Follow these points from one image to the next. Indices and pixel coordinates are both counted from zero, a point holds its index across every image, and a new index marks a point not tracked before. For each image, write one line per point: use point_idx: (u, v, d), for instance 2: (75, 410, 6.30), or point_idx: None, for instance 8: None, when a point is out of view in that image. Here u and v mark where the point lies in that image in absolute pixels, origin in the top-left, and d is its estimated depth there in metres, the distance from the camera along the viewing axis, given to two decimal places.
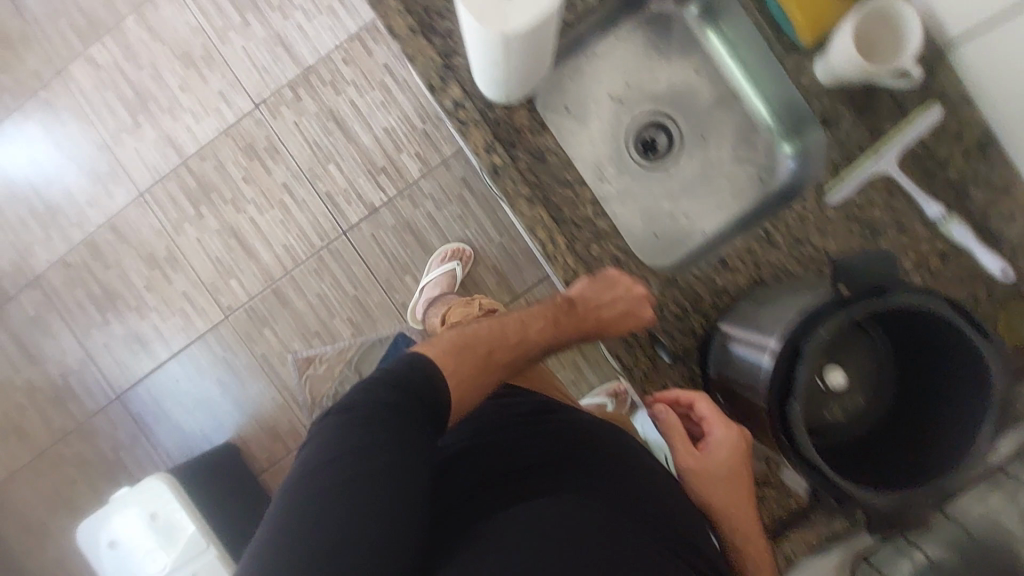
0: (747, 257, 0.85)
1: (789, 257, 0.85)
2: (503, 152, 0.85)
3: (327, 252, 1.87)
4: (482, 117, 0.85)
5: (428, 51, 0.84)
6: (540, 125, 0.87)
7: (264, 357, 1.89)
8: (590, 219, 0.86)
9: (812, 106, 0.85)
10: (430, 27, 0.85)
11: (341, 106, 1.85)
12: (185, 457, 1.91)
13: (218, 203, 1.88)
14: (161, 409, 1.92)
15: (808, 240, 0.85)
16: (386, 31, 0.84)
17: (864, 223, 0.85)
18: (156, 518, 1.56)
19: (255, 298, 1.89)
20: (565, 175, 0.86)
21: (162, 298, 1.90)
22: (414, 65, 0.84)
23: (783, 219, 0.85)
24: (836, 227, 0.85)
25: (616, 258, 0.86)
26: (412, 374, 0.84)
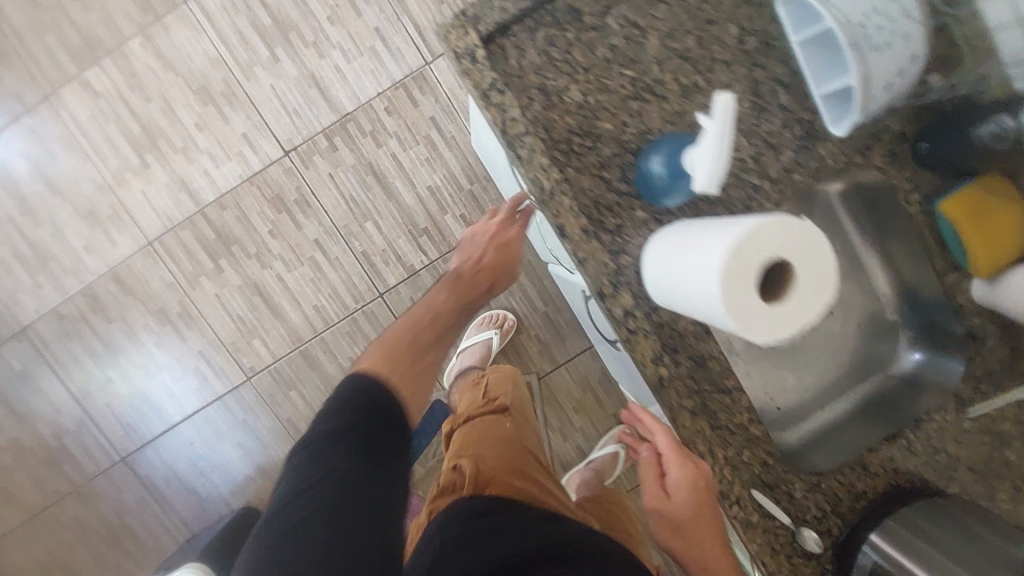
0: (886, 464, 0.89)
1: (927, 465, 0.89)
2: (668, 362, 0.82)
3: (361, 314, 1.75)
4: (650, 324, 0.81)
5: (600, 252, 0.78)
6: (704, 330, 0.84)
7: (290, 422, 1.77)
8: (744, 424, 0.87)
9: (962, 323, 0.88)
10: (601, 224, 0.79)
11: (382, 159, 1.70)
12: (201, 522, 1.80)
13: (240, 256, 1.71)
14: (174, 472, 1.78)
15: (944, 449, 0.89)
16: (559, 231, 0.77)
17: (993, 433, 0.89)
18: None
19: (281, 360, 1.75)
20: (724, 381, 0.85)
21: (173, 357, 1.73)
22: (586, 270, 0.78)
23: (924, 429, 0.89)
24: (970, 437, 0.89)
25: (766, 462, 0.88)
26: (362, 394, 0.91)
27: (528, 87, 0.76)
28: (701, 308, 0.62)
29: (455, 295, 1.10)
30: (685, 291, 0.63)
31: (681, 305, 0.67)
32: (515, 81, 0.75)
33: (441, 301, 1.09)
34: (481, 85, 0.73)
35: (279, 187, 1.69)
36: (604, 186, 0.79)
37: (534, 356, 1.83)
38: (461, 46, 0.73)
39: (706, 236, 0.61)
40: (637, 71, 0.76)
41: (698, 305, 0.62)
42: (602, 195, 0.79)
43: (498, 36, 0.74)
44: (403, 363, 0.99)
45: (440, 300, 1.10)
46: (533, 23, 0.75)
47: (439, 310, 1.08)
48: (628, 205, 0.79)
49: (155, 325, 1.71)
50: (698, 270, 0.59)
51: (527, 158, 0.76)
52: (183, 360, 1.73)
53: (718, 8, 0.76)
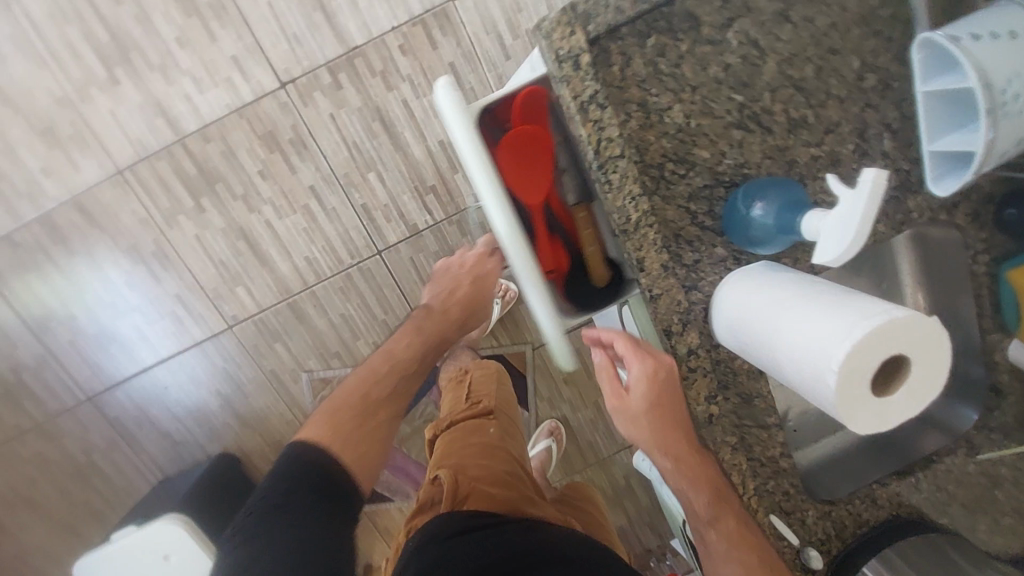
0: (892, 497, 0.94)
1: (926, 499, 0.95)
2: (719, 401, 0.80)
3: (356, 271, 1.64)
4: (709, 363, 0.79)
5: (674, 288, 0.73)
6: (757, 370, 0.83)
7: (273, 374, 1.69)
8: (775, 458, 0.87)
9: (987, 376, 0.92)
10: (679, 258, 0.74)
11: (391, 105, 1.53)
12: (175, 466, 1.73)
13: (224, 196, 1.54)
14: (146, 415, 1.69)
15: (944, 486, 0.95)
16: (638, 266, 0.71)
17: (990, 476, 0.95)
18: (170, 558, 1.42)
19: (266, 311, 1.64)
20: (764, 418, 0.86)
21: (146, 298, 1.59)
22: (658, 307, 0.73)
23: (932, 469, 0.94)
24: (969, 477, 0.95)
25: (787, 491, 0.89)
26: (302, 470, 1.03)
27: (627, 101, 0.67)
28: (803, 383, 0.60)
29: (418, 335, 1.27)
30: (786, 359, 0.61)
31: (773, 369, 0.65)
32: (616, 93, 0.66)
33: (410, 332, 1.27)
34: (580, 95, 0.64)
35: (271, 124, 1.51)
36: (689, 218, 0.73)
37: (531, 327, 1.80)
38: (564, 48, 0.62)
39: (821, 312, 0.58)
40: (746, 97, 0.69)
41: (799, 380, 0.61)
42: (684, 228, 0.73)
43: (604, 39, 0.64)
44: (359, 438, 1.12)
45: (410, 325, 1.29)
46: (644, 27, 0.65)
47: (405, 343, 1.26)
48: (709, 241, 0.74)
49: (124, 262, 1.56)
50: (811, 349, 0.57)
51: (617, 184, 0.68)
52: (158, 302, 1.60)
53: (845, 36, 0.69)
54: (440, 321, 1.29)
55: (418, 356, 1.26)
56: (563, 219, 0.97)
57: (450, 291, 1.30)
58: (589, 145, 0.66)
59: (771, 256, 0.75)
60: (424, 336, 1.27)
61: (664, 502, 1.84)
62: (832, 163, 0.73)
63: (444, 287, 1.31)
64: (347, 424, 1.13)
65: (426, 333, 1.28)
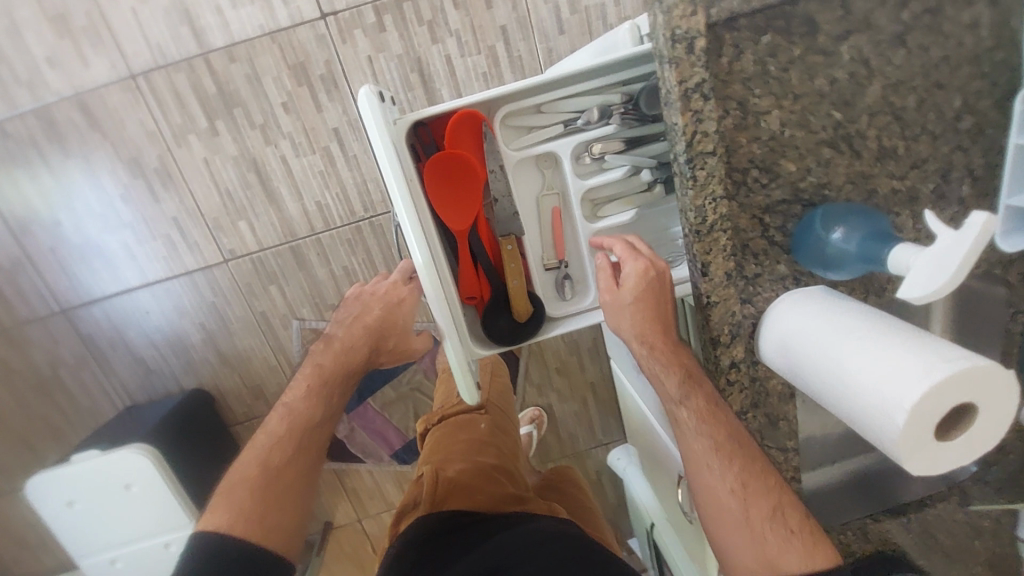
0: (883, 535, 0.96)
1: (915, 541, 0.98)
2: (748, 421, 0.81)
3: (367, 225, 1.57)
4: (746, 382, 0.79)
5: (731, 299, 0.72)
6: (789, 395, 0.82)
7: (263, 316, 1.62)
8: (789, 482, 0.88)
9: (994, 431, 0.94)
10: (742, 268, 0.72)
11: (433, 59, 1.46)
12: (145, 394, 1.66)
13: (240, 122, 1.45)
14: (122, 338, 1.60)
15: (932, 530, 0.97)
16: (703, 269, 0.70)
17: (974, 525, 0.98)
18: (131, 488, 1.35)
19: (267, 250, 1.57)
20: (786, 443, 0.85)
21: (141, 216, 1.50)
22: (712, 314, 0.72)
23: (928, 515, 0.96)
24: (955, 524, 0.97)
25: None
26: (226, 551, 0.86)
27: (728, 97, 0.64)
28: (864, 419, 0.59)
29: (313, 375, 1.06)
30: (873, 357, 0.58)
31: (833, 380, 0.62)
32: (720, 86, 0.63)
33: (309, 385, 1.05)
34: (686, 81, 0.60)
35: (304, 55, 1.42)
36: (760, 230, 0.71)
37: None
38: (682, 28, 0.58)
39: (894, 350, 0.57)
40: (846, 115, 0.67)
41: (859, 415, 0.59)
42: (753, 239, 0.71)
43: (720, 26, 0.61)
44: (261, 508, 0.93)
45: (308, 375, 1.06)
46: (762, 22, 0.62)
47: (306, 400, 1.04)
48: (773, 256, 0.73)
49: (123, 174, 1.46)
50: (882, 384, 0.56)
51: (701, 182, 0.65)
52: (152, 223, 1.51)
53: (954, 72, 0.67)
54: (339, 358, 1.05)
55: (317, 409, 1.04)
56: (491, 254, 0.85)
57: (349, 329, 1.05)
58: (683, 135, 0.63)
59: (829, 281, 0.74)
60: (326, 384, 1.05)
61: (632, 499, 1.87)
62: (908, 199, 0.72)
63: (343, 324, 1.07)
64: (247, 500, 0.93)
65: (326, 379, 1.05)
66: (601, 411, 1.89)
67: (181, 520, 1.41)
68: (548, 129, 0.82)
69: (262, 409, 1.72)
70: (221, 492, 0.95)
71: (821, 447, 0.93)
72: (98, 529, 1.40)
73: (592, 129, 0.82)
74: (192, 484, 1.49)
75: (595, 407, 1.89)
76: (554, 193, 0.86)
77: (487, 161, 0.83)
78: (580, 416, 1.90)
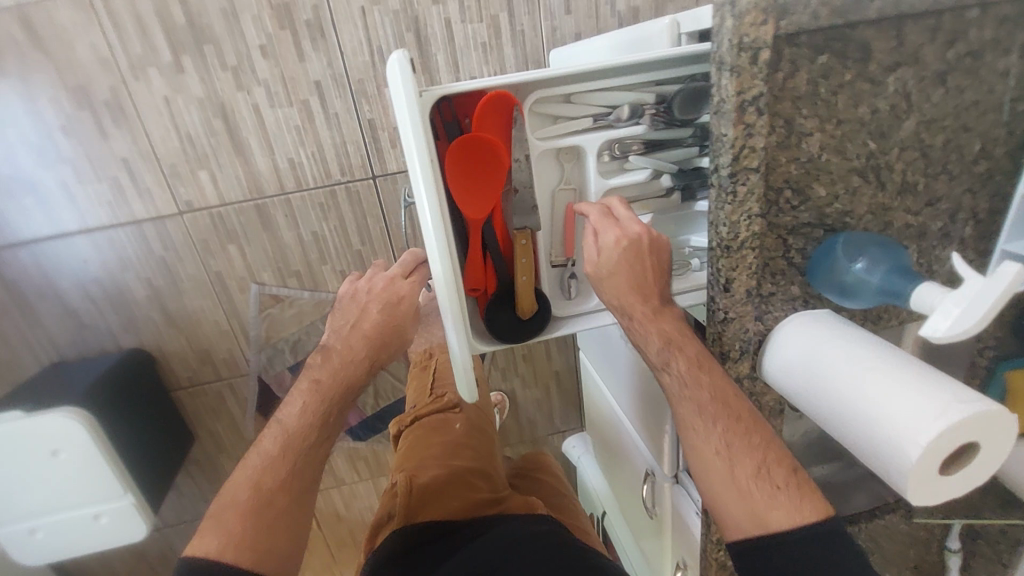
0: None
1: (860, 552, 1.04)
2: None
3: (343, 190, 1.48)
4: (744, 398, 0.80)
5: (745, 315, 0.73)
6: (779, 411, 0.84)
7: (218, 276, 1.50)
8: None
9: None
10: (759, 285, 0.72)
11: (431, 20, 1.36)
12: (76, 350, 1.50)
13: (211, 60, 1.30)
14: (51, 287, 1.43)
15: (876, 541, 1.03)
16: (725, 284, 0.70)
17: (912, 535, 1.06)
18: (59, 455, 1.23)
19: (228, 206, 1.44)
20: None
21: (85, 153, 1.33)
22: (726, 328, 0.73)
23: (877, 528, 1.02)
24: (897, 535, 1.04)
25: None
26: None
27: (777, 113, 0.63)
28: (871, 447, 0.60)
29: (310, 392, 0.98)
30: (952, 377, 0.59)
31: (906, 370, 0.60)
32: (772, 102, 0.62)
33: (306, 401, 0.97)
34: (744, 92, 0.59)
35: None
36: (782, 250, 0.71)
37: None
38: (750, 37, 0.57)
39: (904, 383, 0.59)
40: (879, 146, 0.68)
41: (866, 442, 0.61)
42: (774, 258, 0.71)
43: (784, 40, 0.59)
44: (257, 533, 0.83)
45: (302, 390, 0.99)
46: (822, 41, 0.61)
47: (302, 416, 0.96)
48: (789, 277, 0.73)
49: (64, 103, 1.28)
50: (893, 416, 0.57)
51: (740, 197, 0.65)
52: (97, 161, 1.34)
53: (981, 117, 0.69)
54: (340, 368, 0.99)
55: (316, 425, 0.97)
56: (502, 247, 0.82)
57: (349, 337, 0.99)
58: (732, 148, 0.62)
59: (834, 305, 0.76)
60: (323, 397, 0.98)
61: (583, 487, 1.91)
62: (918, 234, 0.74)
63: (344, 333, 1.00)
64: (238, 525, 0.83)
65: (325, 393, 0.98)
66: (561, 400, 1.90)
67: (115, 490, 1.30)
68: (577, 122, 0.77)
69: (208, 375, 1.60)
70: (213, 522, 0.85)
71: None
72: (15, 496, 1.27)
73: (621, 127, 0.78)
74: (128, 451, 1.38)
75: (556, 395, 1.89)
76: (571, 188, 0.84)
77: (512, 148, 0.81)
78: (540, 403, 1.90)
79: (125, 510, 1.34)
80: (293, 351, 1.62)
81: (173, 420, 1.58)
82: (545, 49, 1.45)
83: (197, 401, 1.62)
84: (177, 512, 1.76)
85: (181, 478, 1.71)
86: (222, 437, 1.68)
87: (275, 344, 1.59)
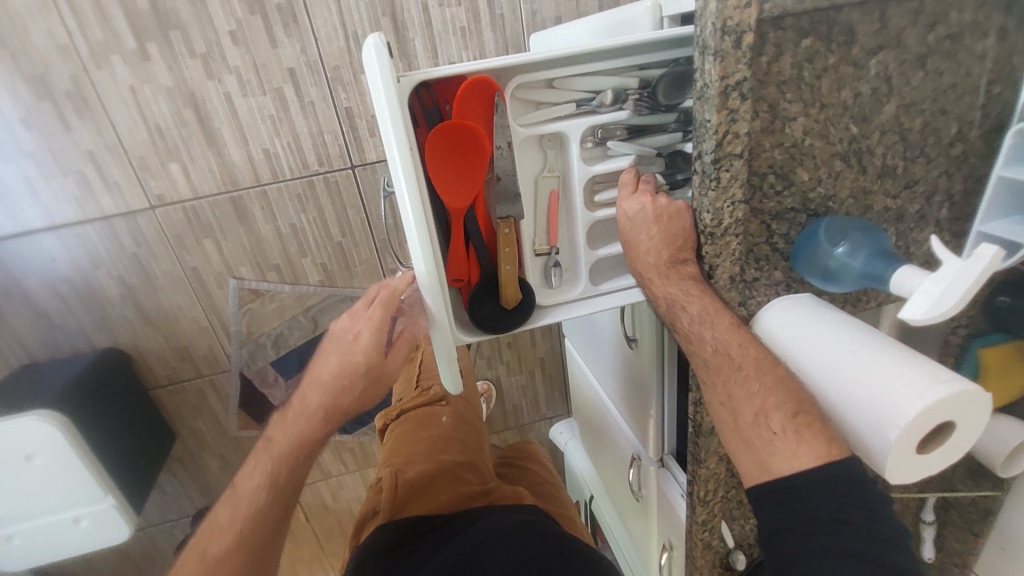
0: None
1: None
2: None
3: (321, 181, 1.44)
4: None
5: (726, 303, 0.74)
6: None
7: (194, 272, 1.46)
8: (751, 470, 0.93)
9: None
10: (740, 270, 0.73)
11: (408, 5, 1.33)
12: (47, 351, 1.46)
13: (178, 49, 1.25)
14: (19, 287, 1.38)
15: None
16: None
17: None
18: (34, 460, 1.19)
19: (202, 200, 1.40)
20: None
21: (47, 146, 1.28)
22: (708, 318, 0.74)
23: None
24: None
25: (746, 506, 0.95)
26: None
27: (762, 98, 0.63)
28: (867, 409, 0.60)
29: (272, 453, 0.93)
30: None
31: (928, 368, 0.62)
32: (756, 86, 0.62)
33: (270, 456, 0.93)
34: (728, 78, 0.59)
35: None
36: (766, 235, 0.72)
37: None
38: (734, 20, 0.57)
39: (888, 365, 0.59)
40: (861, 131, 0.69)
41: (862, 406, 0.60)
42: (757, 244, 0.73)
43: (767, 25, 0.60)
44: None
45: (268, 444, 0.95)
46: (807, 24, 0.61)
47: (263, 473, 0.92)
48: (773, 263, 0.74)
49: (23, 94, 1.22)
50: (879, 398, 0.58)
51: (723, 183, 0.65)
52: (62, 155, 1.29)
53: (957, 100, 0.70)
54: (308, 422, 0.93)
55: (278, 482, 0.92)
56: (485, 235, 0.81)
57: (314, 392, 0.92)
58: (715, 134, 0.62)
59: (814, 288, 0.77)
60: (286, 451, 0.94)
61: (570, 472, 1.93)
62: (897, 216, 0.75)
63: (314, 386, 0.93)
64: None
65: (288, 449, 0.93)
66: (547, 387, 1.91)
67: (94, 494, 1.27)
68: (560, 107, 0.76)
69: (188, 373, 1.57)
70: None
71: None
72: None
73: (604, 113, 0.77)
74: (107, 453, 1.34)
75: (542, 382, 1.90)
76: (555, 176, 0.80)
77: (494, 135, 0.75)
78: (526, 390, 1.91)
79: (105, 513, 1.30)
80: (275, 346, 1.59)
81: (154, 419, 1.55)
82: (525, 34, 1.43)
83: (177, 398, 1.59)
84: (161, 511, 1.73)
85: (164, 477, 1.68)
86: (205, 435, 1.65)
87: (256, 339, 1.56)
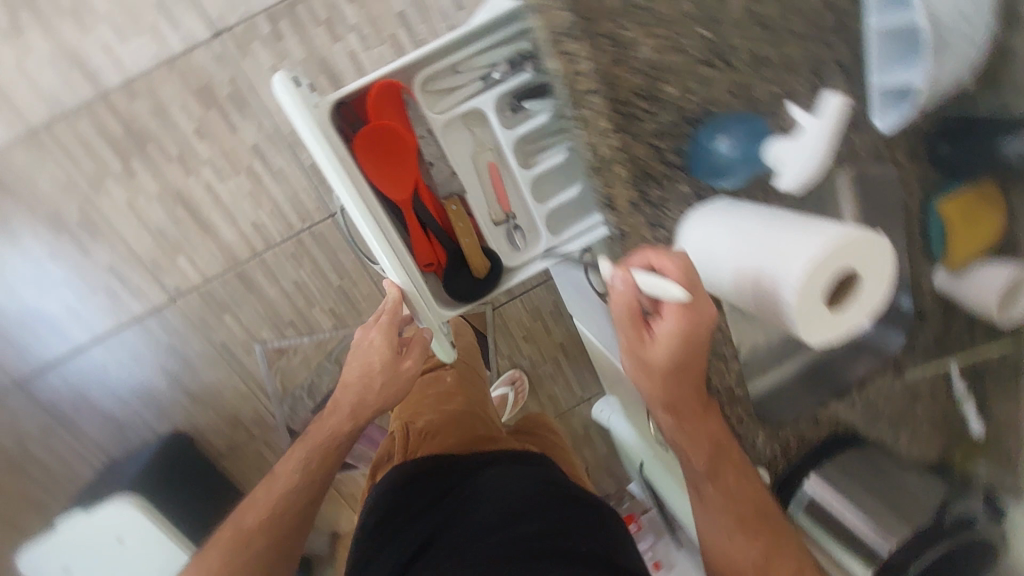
0: (829, 416, 1.03)
1: (861, 416, 1.04)
2: None
3: (309, 235, 1.57)
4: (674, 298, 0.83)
5: (640, 227, 0.78)
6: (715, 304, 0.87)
7: (223, 346, 1.62)
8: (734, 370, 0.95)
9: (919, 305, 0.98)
10: (637, 190, 0.76)
11: (338, 57, 1.45)
12: (123, 448, 1.64)
13: (155, 158, 1.43)
14: (84, 398, 1.58)
15: (875, 399, 1.02)
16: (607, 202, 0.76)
17: (915, 393, 1.03)
18: (125, 541, 1.36)
19: (213, 280, 1.55)
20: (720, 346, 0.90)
21: (76, 272, 1.47)
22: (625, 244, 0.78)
23: (872, 389, 1.01)
24: (897, 395, 1.02)
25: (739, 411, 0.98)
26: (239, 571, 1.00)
27: (598, 34, 0.70)
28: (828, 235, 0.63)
29: (314, 432, 1.13)
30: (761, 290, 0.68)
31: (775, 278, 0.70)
32: (587, 24, 0.70)
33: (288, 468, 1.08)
34: (554, 25, 0.69)
35: (200, 77, 1.39)
36: (657, 156, 0.75)
37: None
38: None
39: (809, 222, 0.63)
40: (710, 34, 0.73)
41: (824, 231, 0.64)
42: (651, 165, 0.75)
43: None
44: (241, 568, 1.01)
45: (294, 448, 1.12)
46: None
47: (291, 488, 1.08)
48: (672, 177, 0.77)
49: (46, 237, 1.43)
50: (794, 244, 0.61)
51: (589, 120, 0.72)
52: (89, 279, 1.49)
53: None
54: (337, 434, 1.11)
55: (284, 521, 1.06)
56: (435, 213, 1.10)
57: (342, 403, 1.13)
58: (563, 79, 0.71)
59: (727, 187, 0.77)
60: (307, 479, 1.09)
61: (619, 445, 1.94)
62: (781, 97, 0.76)
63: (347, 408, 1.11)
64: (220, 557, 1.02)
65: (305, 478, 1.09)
66: (576, 370, 1.94)
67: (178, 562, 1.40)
68: (467, 88, 1.03)
69: (242, 437, 1.72)
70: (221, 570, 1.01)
71: (766, 353, 0.95)
72: None
73: (506, 80, 1.02)
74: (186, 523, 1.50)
75: (569, 366, 1.94)
76: (488, 149, 1.09)
77: (415, 127, 1.05)
78: (557, 377, 1.95)
79: None
80: (310, 395, 1.71)
81: (223, 488, 1.69)
82: None
83: (239, 463, 1.74)
84: None
85: None
86: None
87: (293, 391, 1.70)
